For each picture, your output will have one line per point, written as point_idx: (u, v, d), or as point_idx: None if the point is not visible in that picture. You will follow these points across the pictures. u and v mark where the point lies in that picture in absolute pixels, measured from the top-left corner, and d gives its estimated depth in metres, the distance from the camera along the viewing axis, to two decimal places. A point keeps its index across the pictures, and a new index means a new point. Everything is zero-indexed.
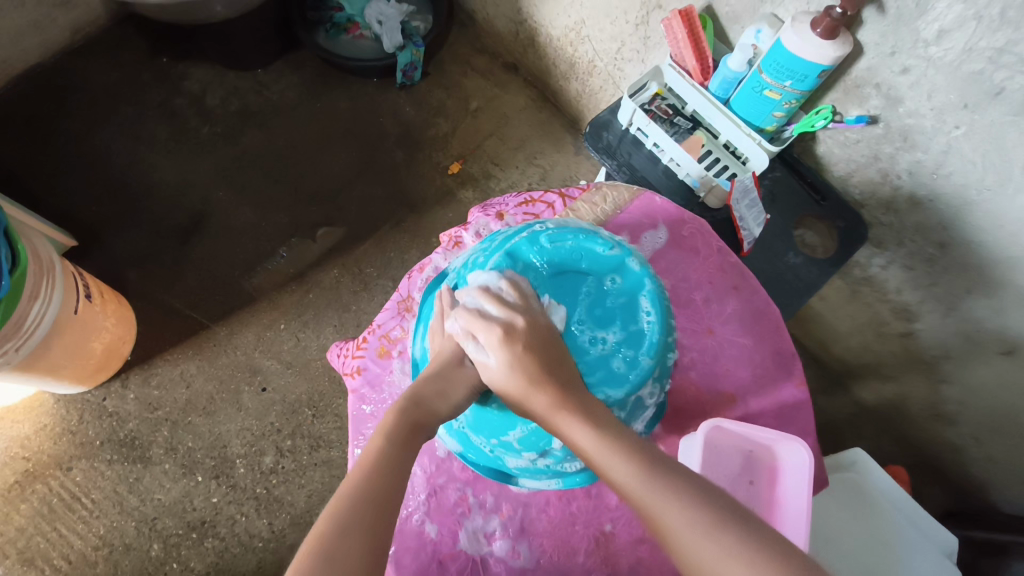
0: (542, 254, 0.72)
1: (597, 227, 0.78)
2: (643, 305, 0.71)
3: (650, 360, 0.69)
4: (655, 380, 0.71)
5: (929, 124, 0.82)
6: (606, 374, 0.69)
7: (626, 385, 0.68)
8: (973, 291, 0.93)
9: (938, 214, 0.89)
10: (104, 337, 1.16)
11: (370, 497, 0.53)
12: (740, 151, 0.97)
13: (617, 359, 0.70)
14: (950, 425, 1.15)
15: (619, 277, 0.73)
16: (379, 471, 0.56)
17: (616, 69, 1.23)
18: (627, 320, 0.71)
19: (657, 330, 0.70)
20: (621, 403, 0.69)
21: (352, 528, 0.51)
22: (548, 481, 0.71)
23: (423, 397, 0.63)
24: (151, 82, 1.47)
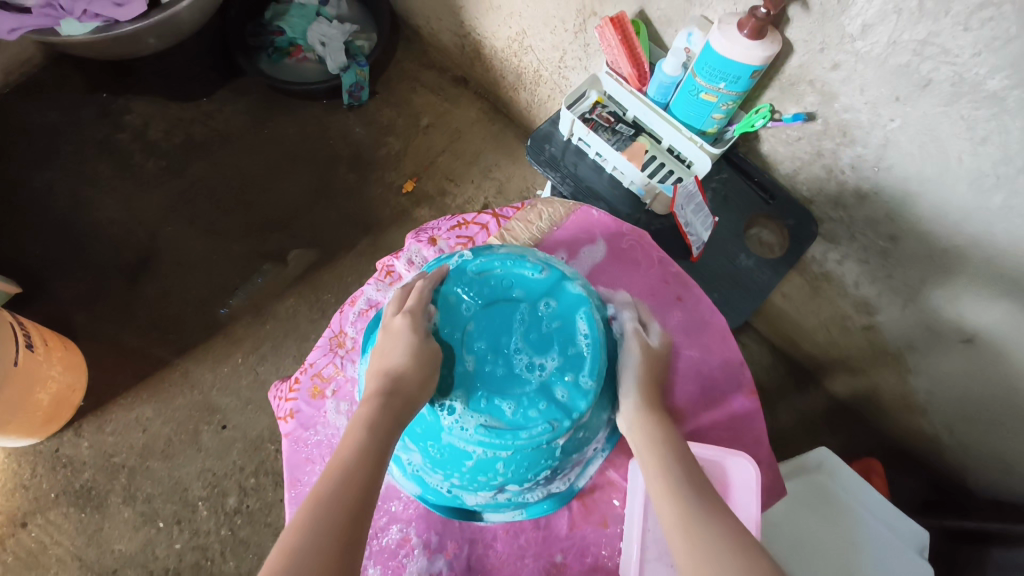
0: (469, 285, 0.68)
1: (527, 249, 0.74)
2: (581, 327, 0.67)
3: (593, 382, 0.65)
4: (599, 403, 0.67)
5: (866, 118, 0.81)
6: (549, 406, 0.63)
7: (573, 413, 0.64)
8: (927, 282, 0.92)
9: (884, 206, 0.88)
10: (50, 387, 1.12)
11: (344, 500, 0.49)
12: (684, 155, 0.96)
13: (559, 388, 0.64)
14: (920, 414, 1.13)
15: (553, 300, 0.68)
16: (353, 475, 0.51)
17: (561, 78, 1.22)
18: (565, 344, 0.66)
19: (597, 349, 0.66)
20: (568, 431, 0.64)
21: (334, 517, 0.47)
22: (512, 512, 0.70)
23: (400, 386, 0.58)
24: (92, 120, 1.43)
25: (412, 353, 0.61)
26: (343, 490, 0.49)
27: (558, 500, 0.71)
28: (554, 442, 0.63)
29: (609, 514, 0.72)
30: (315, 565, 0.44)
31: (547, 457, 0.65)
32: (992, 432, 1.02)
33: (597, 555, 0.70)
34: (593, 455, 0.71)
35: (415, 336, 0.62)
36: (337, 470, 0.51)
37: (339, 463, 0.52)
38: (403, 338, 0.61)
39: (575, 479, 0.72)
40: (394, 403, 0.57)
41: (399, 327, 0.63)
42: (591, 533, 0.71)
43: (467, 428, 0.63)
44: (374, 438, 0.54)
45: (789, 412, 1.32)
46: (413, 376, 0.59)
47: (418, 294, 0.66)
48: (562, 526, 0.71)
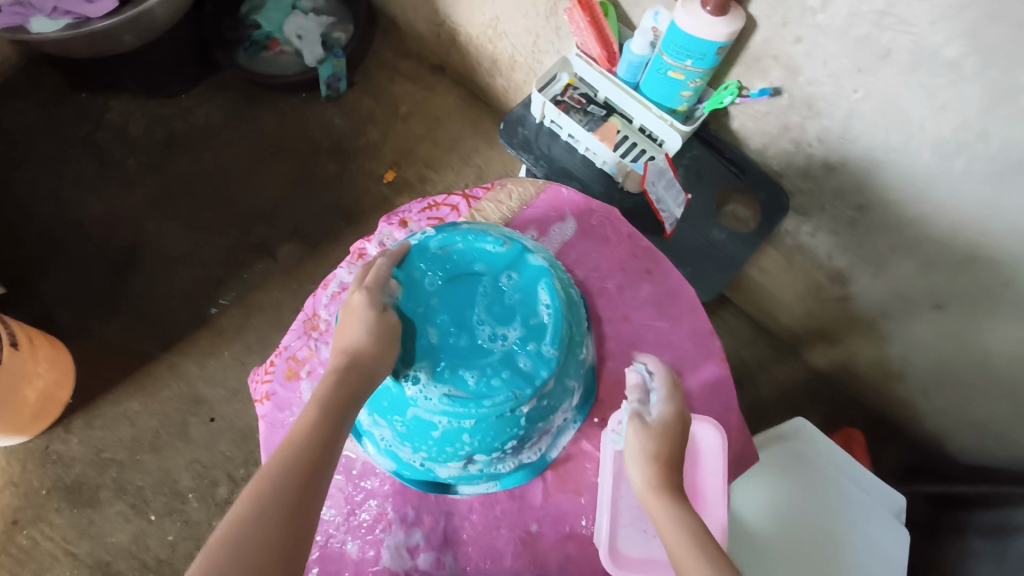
0: (431, 261, 0.69)
1: (492, 225, 0.76)
2: (542, 298, 0.69)
3: (554, 350, 0.66)
4: (562, 371, 0.68)
5: (830, 90, 0.82)
6: (510, 375, 0.65)
7: (535, 382, 0.65)
8: (896, 250, 0.93)
9: (852, 177, 0.90)
10: (37, 384, 1.13)
11: (301, 472, 0.50)
12: (655, 134, 0.97)
13: (521, 357, 0.66)
14: (897, 381, 1.15)
15: (514, 273, 0.70)
16: (309, 451, 0.51)
17: (535, 62, 1.23)
18: (527, 315, 0.68)
19: (559, 319, 0.67)
20: (531, 398, 0.65)
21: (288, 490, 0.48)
22: (485, 484, 0.73)
23: (359, 360, 0.59)
24: (71, 118, 1.44)
25: (371, 329, 0.61)
26: (299, 462, 0.50)
27: (529, 471, 0.73)
28: (517, 409, 0.65)
29: (583, 483, 0.74)
30: (265, 536, 0.45)
31: (512, 425, 0.67)
32: (965, 396, 1.04)
33: (571, 523, 0.72)
34: (564, 426, 0.75)
35: (373, 312, 0.62)
36: (294, 443, 0.52)
37: (297, 437, 0.52)
38: (360, 314, 0.62)
39: (547, 450, 0.74)
40: (354, 378, 0.58)
41: (358, 304, 0.63)
42: (565, 502, 0.73)
43: (430, 399, 0.64)
44: (333, 413, 0.55)
45: (770, 385, 1.33)
46: (372, 351, 0.60)
47: (378, 270, 0.66)
48: (537, 496, 0.73)
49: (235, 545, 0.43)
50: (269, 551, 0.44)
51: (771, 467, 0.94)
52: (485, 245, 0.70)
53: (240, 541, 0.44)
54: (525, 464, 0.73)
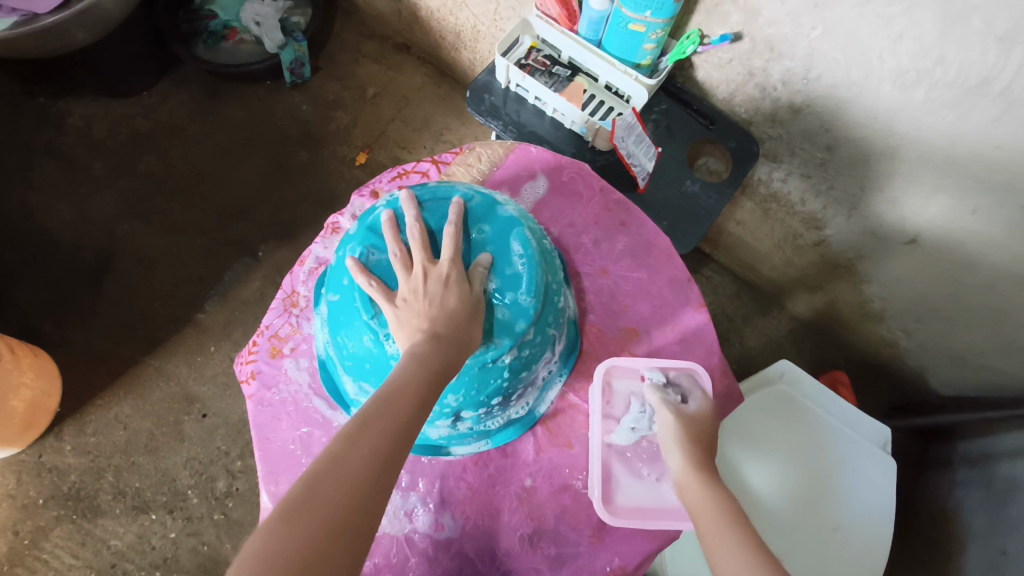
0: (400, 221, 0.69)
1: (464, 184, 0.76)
2: (515, 248, 0.69)
3: (530, 298, 0.67)
4: (541, 321, 0.69)
5: (790, 30, 0.82)
6: (494, 322, 0.65)
7: (516, 332, 0.66)
8: (868, 187, 0.94)
9: (818, 117, 0.90)
10: (23, 393, 1.12)
11: (383, 432, 0.53)
12: (621, 90, 0.97)
13: (498, 308, 0.66)
14: (878, 320, 1.16)
15: (486, 226, 0.69)
16: (400, 404, 0.55)
17: (497, 30, 1.21)
18: (501, 266, 0.68)
19: (534, 266, 0.67)
20: (512, 347, 0.66)
21: (370, 448, 0.52)
22: (477, 443, 0.74)
23: (451, 328, 0.60)
24: (32, 125, 1.41)
25: (462, 300, 0.62)
26: (383, 421, 0.54)
27: (517, 427, 0.74)
28: (499, 359, 0.66)
29: (574, 435, 0.75)
30: (354, 478, 0.49)
31: (496, 378, 0.67)
32: (944, 329, 1.06)
33: (564, 475, 0.73)
34: (552, 381, 0.76)
35: (465, 283, 0.63)
36: (391, 392, 0.55)
37: (393, 387, 0.56)
38: (457, 283, 0.62)
39: (535, 404, 0.75)
40: (449, 342, 0.59)
41: (450, 276, 0.62)
42: (557, 455, 0.74)
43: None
44: (427, 370, 0.57)
45: (756, 337, 1.34)
46: (470, 321, 0.62)
47: (450, 239, 0.65)
48: (528, 451, 0.74)
49: (330, 475, 0.49)
50: (356, 491, 0.49)
51: (755, 410, 0.93)
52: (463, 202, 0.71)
53: (326, 479, 0.49)
54: (513, 420, 0.74)
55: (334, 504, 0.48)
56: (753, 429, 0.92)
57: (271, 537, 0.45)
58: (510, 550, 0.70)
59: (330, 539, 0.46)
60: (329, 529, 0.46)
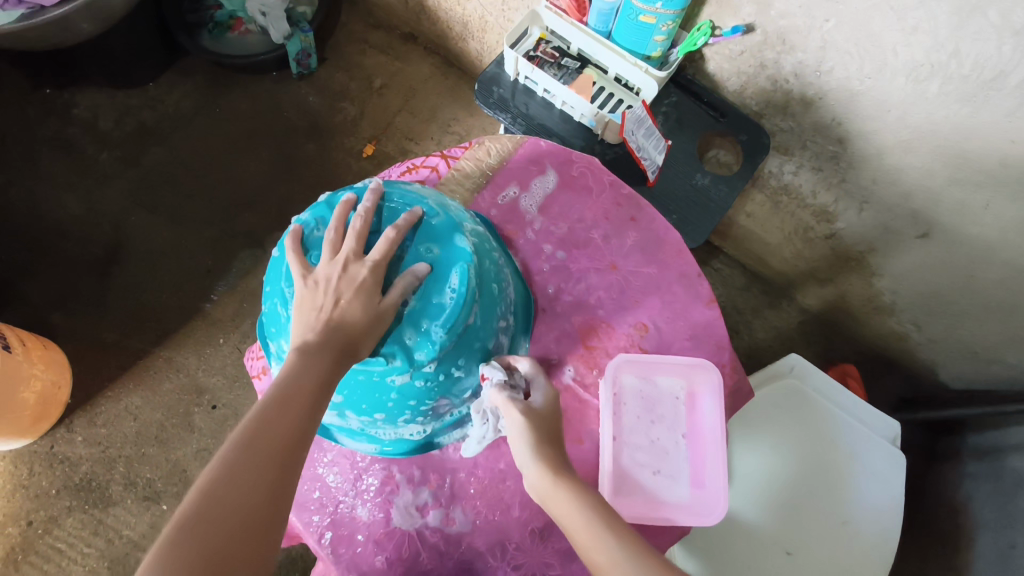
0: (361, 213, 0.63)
1: (448, 197, 0.70)
2: (452, 280, 0.61)
3: (442, 334, 0.60)
4: (452, 356, 0.62)
5: (802, 22, 0.81)
6: (388, 340, 0.59)
7: (414, 360, 0.60)
8: (879, 180, 0.93)
9: (831, 110, 0.89)
10: (35, 385, 1.13)
11: (277, 428, 0.52)
12: (631, 82, 0.96)
13: (408, 332, 0.60)
14: (888, 314, 1.16)
15: (435, 248, 0.62)
16: (290, 405, 0.54)
17: (506, 20, 1.20)
18: (430, 292, 0.60)
19: (459, 305, 0.60)
20: (403, 372, 0.61)
21: (264, 448, 0.51)
22: (364, 444, 0.72)
23: (351, 335, 0.57)
24: (39, 117, 1.41)
25: (365, 316, 0.57)
26: (274, 416, 0.52)
27: (405, 449, 0.72)
28: (389, 379, 0.61)
29: (586, 430, 0.72)
30: (251, 481, 0.49)
31: (385, 394, 0.63)
32: (956, 322, 1.06)
33: None
34: (466, 419, 0.74)
35: (376, 296, 0.58)
36: (280, 393, 0.54)
37: (283, 388, 0.54)
38: (364, 297, 0.57)
39: (438, 433, 0.73)
40: (335, 353, 0.56)
41: (364, 281, 0.58)
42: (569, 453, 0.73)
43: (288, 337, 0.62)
44: (314, 373, 0.55)
45: (765, 329, 1.34)
46: (365, 337, 0.57)
47: (386, 242, 0.59)
48: None
49: (223, 479, 0.48)
50: (252, 495, 0.48)
51: (764, 406, 0.93)
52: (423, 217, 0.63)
53: (220, 486, 0.47)
54: (408, 440, 0.72)
55: (230, 512, 0.47)
56: (762, 425, 0.92)
57: (167, 550, 0.44)
58: (521, 544, 0.70)
59: (225, 547, 0.45)
60: (222, 534, 0.46)
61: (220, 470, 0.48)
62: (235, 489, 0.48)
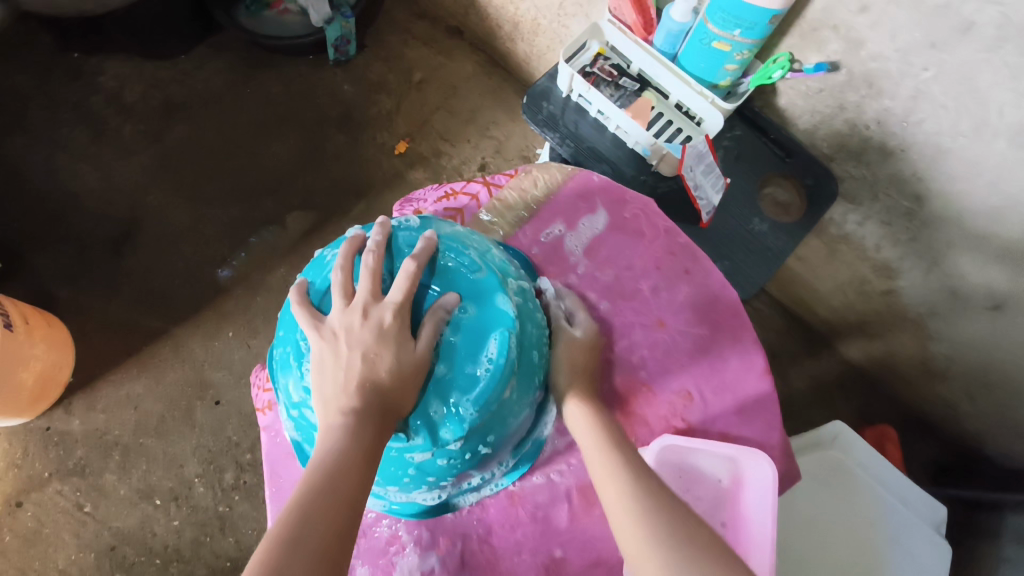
0: (390, 257, 0.55)
1: (489, 244, 0.62)
2: (489, 347, 0.53)
3: (473, 412, 0.52)
4: (484, 433, 0.54)
5: (895, 68, 0.73)
6: (412, 414, 0.52)
7: (438, 438, 0.52)
8: (955, 244, 0.85)
9: (912, 164, 0.80)
10: (35, 365, 1.08)
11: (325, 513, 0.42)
12: (693, 112, 0.88)
13: (435, 406, 0.52)
14: (939, 380, 1.07)
15: (471, 308, 0.54)
16: (337, 491, 0.44)
17: (560, 26, 1.12)
18: (463, 361, 0.52)
19: (494, 381, 0.52)
20: (426, 450, 0.53)
21: (313, 538, 0.41)
22: (371, 501, 0.65)
23: (386, 400, 0.49)
24: (64, 81, 1.36)
25: (396, 374, 0.49)
26: (320, 498, 0.43)
27: (421, 508, 0.65)
28: (407, 454, 0.54)
29: None
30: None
31: (402, 469, 0.55)
32: (1017, 402, 0.96)
33: (599, 550, 0.64)
34: (484, 484, 0.66)
35: (406, 344, 0.50)
36: (325, 476, 0.44)
37: (328, 470, 0.45)
38: (395, 349, 0.49)
39: (453, 496, 0.66)
40: (374, 417, 0.48)
41: (390, 332, 0.50)
42: (593, 527, 0.66)
43: (300, 398, 0.54)
44: (359, 445, 0.46)
45: (800, 379, 1.26)
46: (403, 394, 0.49)
47: (406, 278, 0.52)
48: (562, 518, 0.66)
49: None
50: None
51: (805, 479, 0.87)
52: (444, 258, 0.55)
53: None
54: (424, 500, 0.65)
55: None
56: (798, 498, 0.85)
57: None
58: None
59: None
60: None
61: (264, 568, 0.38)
62: None
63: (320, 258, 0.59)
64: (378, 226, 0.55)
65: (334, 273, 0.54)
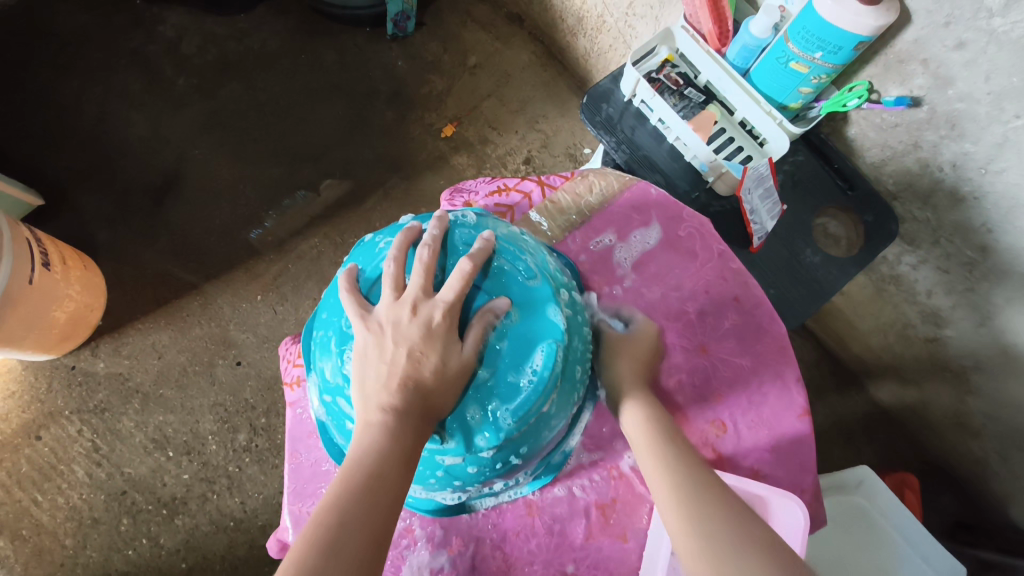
0: (444, 252, 0.54)
1: (543, 250, 0.61)
2: (535, 359, 0.52)
3: (511, 422, 0.51)
4: (517, 445, 0.53)
5: (983, 111, 0.69)
6: (450, 417, 0.51)
7: (472, 444, 0.51)
8: (1015, 302, 0.81)
9: (983, 214, 0.77)
10: (68, 305, 1.10)
11: (360, 518, 0.44)
12: (758, 131, 0.84)
13: (473, 411, 0.51)
14: (971, 437, 1.03)
15: (519, 315, 0.53)
16: (375, 495, 0.45)
17: (626, 26, 1.08)
18: (507, 369, 0.51)
19: (536, 394, 0.51)
20: (457, 454, 0.52)
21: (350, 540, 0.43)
22: None
23: (428, 405, 0.48)
24: (125, 27, 1.36)
25: (441, 377, 0.48)
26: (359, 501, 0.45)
27: (438, 504, 0.65)
28: (439, 456, 0.53)
29: (631, 529, 0.65)
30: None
31: (431, 469, 0.55)
32: None
33: (610, 571, 0.63)
34: (504, 489, 0.66)
35: (453, 346, 0.49)
36: (365, 479, 0.46)
37: (367, 473, 0.46)
38: (442, 351, 0.49)
39: (471, 497, 0.66)
40: (415, 420, 0.48)
41: (439, 332, 0.49)
42: (607, 546, 0.65)
43: (337, 385, 0.53)
44: (398, 451, 0.47)
45: (825, 414, 1.23)
46: (443, 397, 0.49)
47: (459, 277, 0.50)
48: (578, 534, 0.65)
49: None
50: None
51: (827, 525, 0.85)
52: (500, 260, 0.54)
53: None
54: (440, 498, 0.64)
55: None
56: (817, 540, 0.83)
57: None
58: None
59: None
60: None
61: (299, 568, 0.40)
62: None
63: (372, 243, 0.58)
64: (435, 221, 0.54)
65: (386, 263, 0.53)
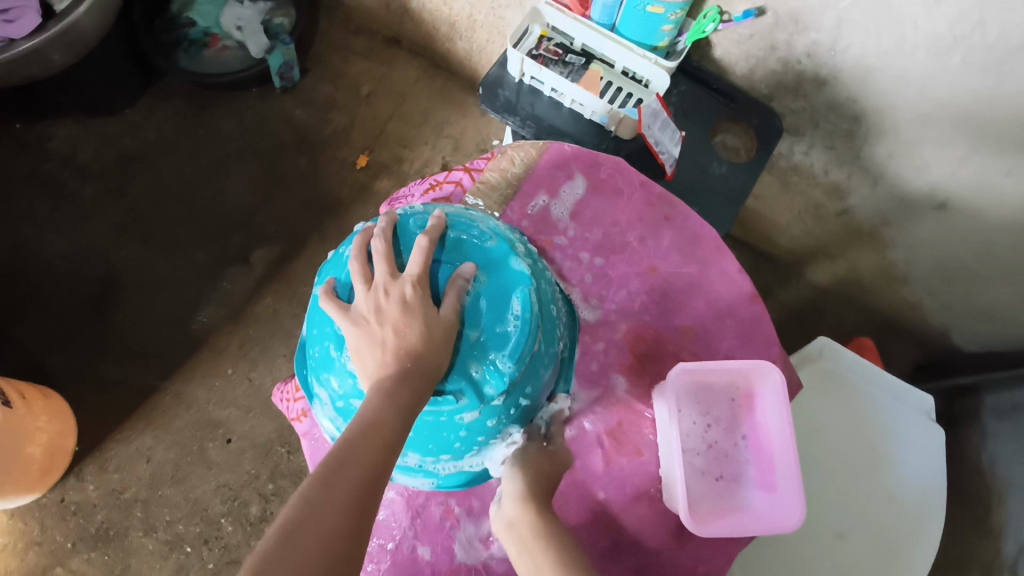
0: (403, 240, 0.60)
1: (492, 218, 0.67)
2: (514, 307, 0.59)
3: (510, 365, 0.57)
4: (520, 387, 0.59)
5: (816, 2, 0.80)
6: (455, 377, 0.57)
7: (484, 395, 0.58)
8: (895, 154, 0.92)
9: (845, 88, 0.88)
10: (41, 438, 1.07)
11: (359, 459, 0.49)
12: (639, 75, 0.94)
13: (476, 366, 0.57)
14: (903, 285, 1.14)
15: (487, 275, 0.59)
16: (370, 445, 0.50)
17: (496, 18, 1.16)
18: (493, 322, 0.58)
19: (523, 335, 0.57)
20: (473, 408, 0.58)
21: (346, 476, 0.48)
22: (421, 479, 0.67)
23: (420, 364, 0.53)
24: (11, 154, 1.34)
25: (429, 339, 0.54)
26: (361, 443, 0.50)
27: (467, 476, 0.69)
28: (460, 416, 0.58)
29: (642, 442, 0.72)
30: (336, 511, 0.46)
31: (454, 433, 0.60)
32: (973, 291, 1.04)
33: (637, 484, 0.71)
34: None
35: (433, 313, 0.54)
36: (363, 430, 0.51)
37: (366, 425, 0.51)
38: (427, 319, 0.54)
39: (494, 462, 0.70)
40: (413, 384, 0.53)
41: (418, 304, 0.54)
42: (627, 464, 0.72)
43: (346, 385, 0.57)
44: (399, 409, 0.51)
45: (777, 308, 1.33)
46: (437, 356, 0.54)
47: (421, 253, 0.56)
48: (598, 463, 0.71)
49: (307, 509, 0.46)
50: (334, 524, 0.46)
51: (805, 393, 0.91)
52: (455, 233, 0.60)
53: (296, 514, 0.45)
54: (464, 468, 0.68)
55: (314, 544, 0.44)
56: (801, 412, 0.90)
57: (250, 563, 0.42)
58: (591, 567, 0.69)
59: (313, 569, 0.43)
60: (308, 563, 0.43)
61: (304, 502, 0.46)
62: (319, 522, 0.45)
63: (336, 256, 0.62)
64: (386, 216, 0.60)
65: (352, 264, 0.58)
